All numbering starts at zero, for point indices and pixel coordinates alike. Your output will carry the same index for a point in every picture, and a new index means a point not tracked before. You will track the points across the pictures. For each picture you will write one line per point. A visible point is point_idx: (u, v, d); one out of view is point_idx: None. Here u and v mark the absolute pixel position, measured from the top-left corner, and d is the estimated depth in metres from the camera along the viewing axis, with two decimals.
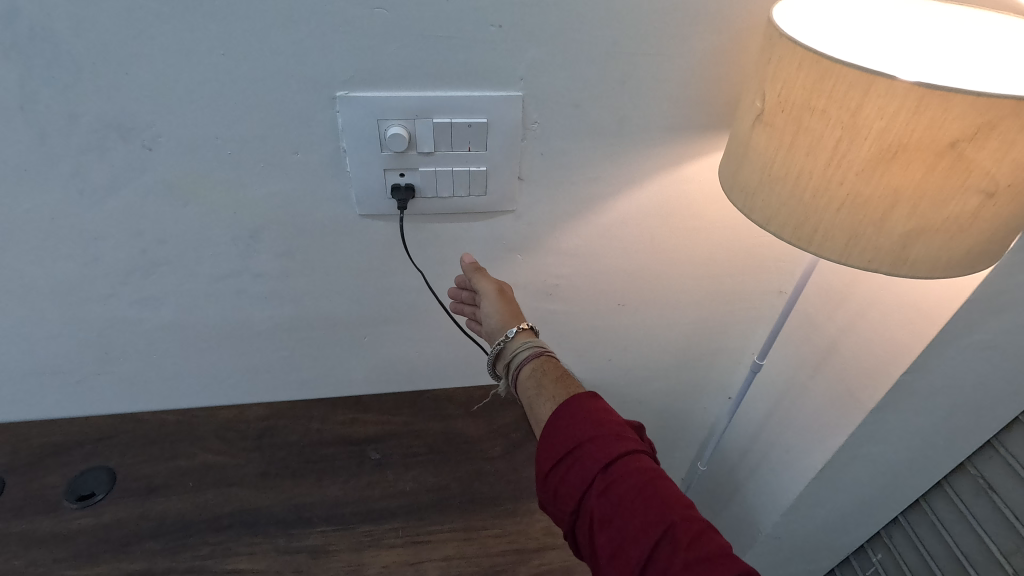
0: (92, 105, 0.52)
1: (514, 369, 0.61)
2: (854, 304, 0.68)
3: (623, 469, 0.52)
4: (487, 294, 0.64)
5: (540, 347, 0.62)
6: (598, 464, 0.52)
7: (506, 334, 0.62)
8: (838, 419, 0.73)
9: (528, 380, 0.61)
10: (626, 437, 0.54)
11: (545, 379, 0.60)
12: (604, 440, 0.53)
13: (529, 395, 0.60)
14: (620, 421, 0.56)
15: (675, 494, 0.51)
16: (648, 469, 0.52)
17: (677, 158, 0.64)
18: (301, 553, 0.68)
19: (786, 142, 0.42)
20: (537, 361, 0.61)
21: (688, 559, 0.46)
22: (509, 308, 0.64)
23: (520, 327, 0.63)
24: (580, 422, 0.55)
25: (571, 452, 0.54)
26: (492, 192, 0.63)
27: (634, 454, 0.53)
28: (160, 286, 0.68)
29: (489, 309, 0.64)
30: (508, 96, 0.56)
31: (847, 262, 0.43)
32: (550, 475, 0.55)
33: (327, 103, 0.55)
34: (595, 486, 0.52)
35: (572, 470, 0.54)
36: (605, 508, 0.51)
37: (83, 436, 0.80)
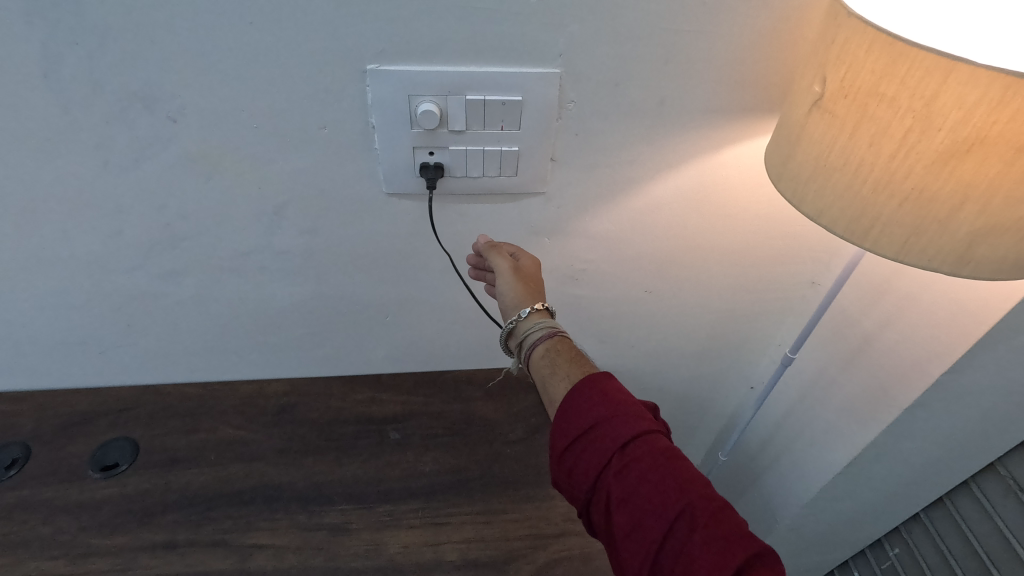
0: (116, 74, 0.51)
1: (527, 348, 0.59)
2: (893, 299, 0.66)
3: (640, 449, 0.51)
4: (502, 272, 0.60)
5: (552, 327, 0.59)
6: (614, 444, 0.51)
7: (519, 314, 0.59)
8: (870, 416, 0.71)
9: (541, 360, 0.58)
10: (643, 417, 0.53)
11: (559, 359, 0.58)
12: (620, 419, 0.52)
13: (541, 374, 0.58)
14: (635, 400, 0.54)
15: (692, 474, 0.50)
16: (665, 449, 0.51)
17: (718, 141, 0.61)
18: (321, 530, 0.68)
19: (846, 130, 0.40)
20: (550, 342, 0.58)
21: (707, 538, 0.46)
22: (525, 288, 0.60)
23: (534, 307, 0.59)
24: (596, 402, 0.53)
25: (587, 432, 0.53)
26: (523, 173, 0.61)
27: (651, 435, 0.52)
28: (183, 261, 0.67)
29: (504, 288, 0.60)
30: (545, 73, 0.54)
31: (904, 260, 0.41)
32: (565, 453, 0.54)
33: (358, 77, 0.53)
34: (611, 466, 0.51)
35: (588, 450, 0.53)
36: (622, 489, 0.50)
37: (106, 407, 0.81)
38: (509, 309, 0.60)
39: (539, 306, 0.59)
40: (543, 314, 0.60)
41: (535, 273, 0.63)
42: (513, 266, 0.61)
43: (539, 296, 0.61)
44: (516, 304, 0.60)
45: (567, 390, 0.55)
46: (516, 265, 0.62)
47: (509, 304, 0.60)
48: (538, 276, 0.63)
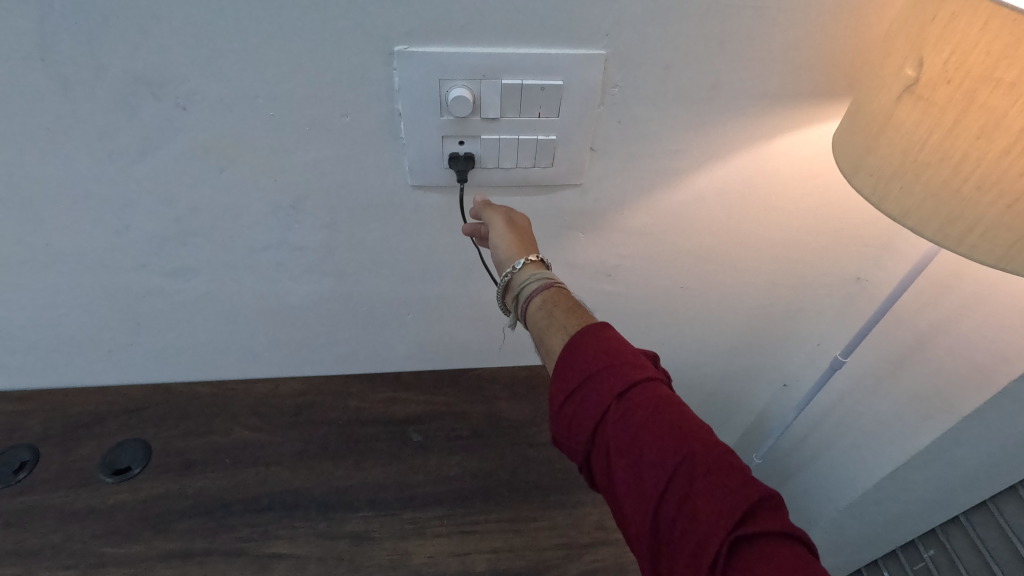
0: (120, 57, 0.46)
1: (523, 302, 0.52)
2: (953, 299, 0.61)
3: (639, 398, 0.43)
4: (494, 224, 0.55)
5: (549, 278, 0.51)
6: (609, 394, 0.44)
7: (513, 266, 0.52)
8: (924, 421, 0.67)
9: (538, 313, 0.51)
10: (642, 363, 0.45)
11: (556, 310, 0.50)
12: (615, 366, 0.45)
13: (538, 327, 0.51)
14: (634, 347, 0.47)
15: (696, 423, 0.42)
16: (666, 397, 0.43)
17: (771, 130, 0.56)
18: (343, 539, 0.65)
19: (947, 120, 0.35)
20: (547, 293, 0.51)
21: (711, 490, 0.38)
22: (520, 240, 0.54)
23: (528, 258, 0.52)
24: (589, 350, 0.46)
25: (580, 383, 0.45)
26: (559, 163, 0.56)
27: (650, 382, 0.44)
28: (194, 257, 0.63)
29: (495, 240, 0.54)
30: (588, 55, 0.49)
31: (1006, 269, 0.36)
32: (559, 409, 0.46)
33: (384, 59, 0.48)
34: (607, 418, 0.44)
35: (583, 403, 0.45)
36: (618, 443, 0.43)
37: (117, 407, 0.78)
38: (502, 261, 0.54)
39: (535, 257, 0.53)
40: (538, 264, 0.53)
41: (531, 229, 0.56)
42: (507, 218, 0.55)
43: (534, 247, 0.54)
44: (509, 255, 0.53)
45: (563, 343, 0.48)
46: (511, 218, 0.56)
47: (501, 256, 0.54)
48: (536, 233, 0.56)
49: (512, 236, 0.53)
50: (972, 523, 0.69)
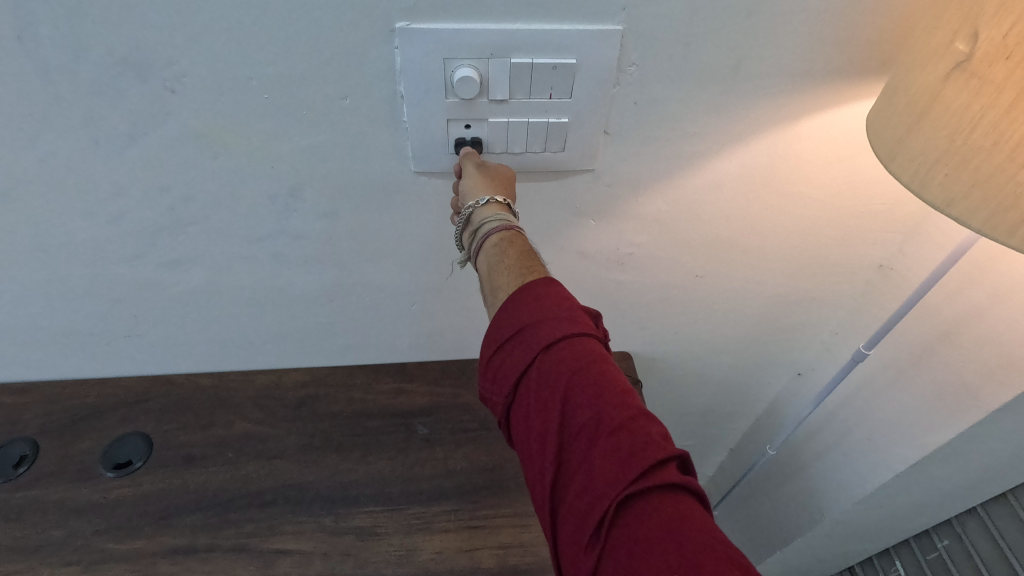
0: (101, 36, 0.43)
1: (479, 239, 0.49)
2: (983, 290, 0.58)
3: (564, 354, 0.41)
4: (467, 167, 0.51)
5: (510, 221, 0.48)
6: (533, 350, 0.41)
7: (475, 201, 0.49)
8: (948, 415, 0.65)
9: (491, 251, 0.48)
10: (573, 320, 0.42)
11: (510, 251, 0.47)
12: (544, 322, 0.42)
13: (489, 265, 0.48)
14: (571, 304, 0.44)
15: (619, 384, 0.40)
16: (595, 356, 0.41)
17: (794, 111, 0.53)
18: (348, 534, 0.64)
19: (1003, 101, 0.32)
20: (505, 234, 0.48)
21: (610, 450, 0.36)
22: (492, 183, 0.51)
23: (493, 198, 0.49)
24: (522, 304, 0.43)
25: (512, 337, 0.43)
26: (572, 148, 0.54)
27: (580, 339, 0.41)
28: (191, 248, 0.61)
29: (465, 180, 0.51)
30: (604, 31, 0.45)
31: None
32: (488, 363, 0.44)
33: (384, 37, 0.45)
34: (530, 375, 0.41)
35: (510, 358, 0.43)
36: (535, 398, 0.40)
37: (116, 399, 0.76)
38: (464, 199, 0.51)
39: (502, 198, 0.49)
40: (500, 206, 0.49)
41: (509, 178, 0.53)
42: (478, 162, 0.52)
43: (502, 191, 0.51)
44: (473, 192, 0.50)
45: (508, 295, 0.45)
46: (487, 164, 0.52)
47: (465, 194, 0.50)
48: (513, 183, 0.52)
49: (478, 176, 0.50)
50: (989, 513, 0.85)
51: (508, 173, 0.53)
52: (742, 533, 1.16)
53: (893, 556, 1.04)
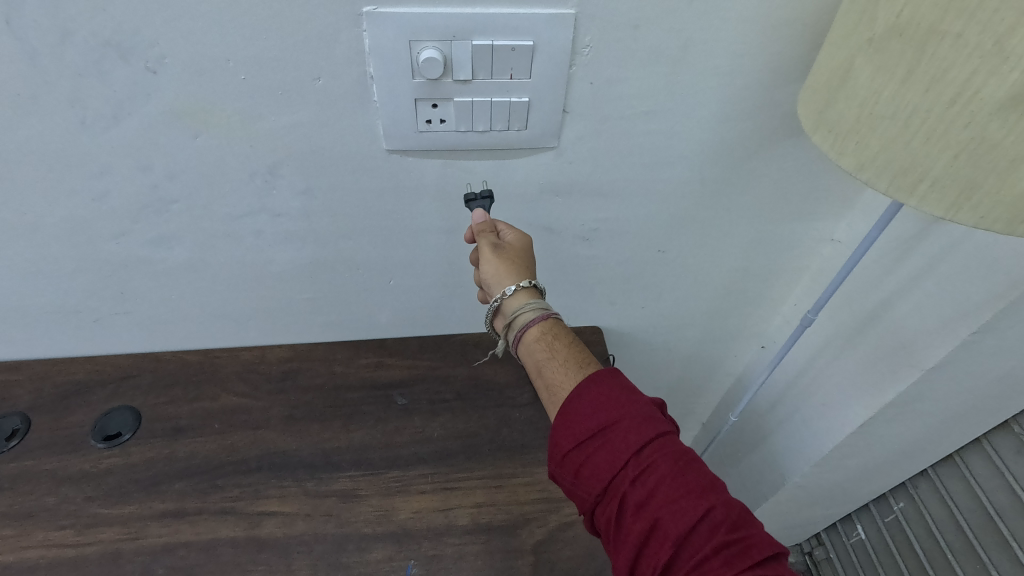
0: (85, 18, 0.46)
1: (518, 330, 0.56)
2: (919, 258, 0.63)
3: (657, 453, 0.49)
4: (484, 250, 0.56)
5: (543, 309, 0.55)
6: (628, 449, 0.49)
7: (503, 293, 0.55)
8: (889, 377, 0.70)
9: (534, 343, 0.55)
10: (656, 419, 0.50)
11: (556, 343, 0.55)
12: (632, 422, 0.50)
13: (536, 358, 0.56)
14: (647, 402, 0.52)
15: (707, 478, 0.48)
16: (682, 452, 0.49)
17: (740, 91, 0.57)
18: (330, 497, 0.68)
19: (898, 74, 0.37)
20: (544, 325, 0.55)
21: (722, 543, 0.45)
22: (511, 263, 0.56)
23: (520, 284, 0.55)
24: (606, 404, 0.51)
25: (598, 432, 0.51)
26: (534, 126, 0.57)
27: (665, 437, 0.50)
28: (174, 225, 0.64)
29: (485, 265, 0.56)
30: (558, 15, 0.49)
31: (954, 219, 0.38)
32: (571, 455, 0.51)
33: (353, 21, 0.48)
34: (624, 471, 0.49)
35: (602, 454, 0.50)
36: (636, 495, 0.48)
37: (105, 375, 0.79)
38: (492, 287, 0.57)
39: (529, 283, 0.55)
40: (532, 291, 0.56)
41: (523, 248, 0.58)
42: (494, 243, 0.57)
43: (525, 270, 0.56)
44: (499, 280, 0.55)
45: (578, 388, 0.52)
46: (501, 242, 0.57)
47: (492, 281, 0.56)
48: (529, 253, 0.58)
49: (499, 262, 0.55)
50: (939, 475, 0.90)
51: (521, 242, 0.58)
52: None
53: (855, 520, 1.10)
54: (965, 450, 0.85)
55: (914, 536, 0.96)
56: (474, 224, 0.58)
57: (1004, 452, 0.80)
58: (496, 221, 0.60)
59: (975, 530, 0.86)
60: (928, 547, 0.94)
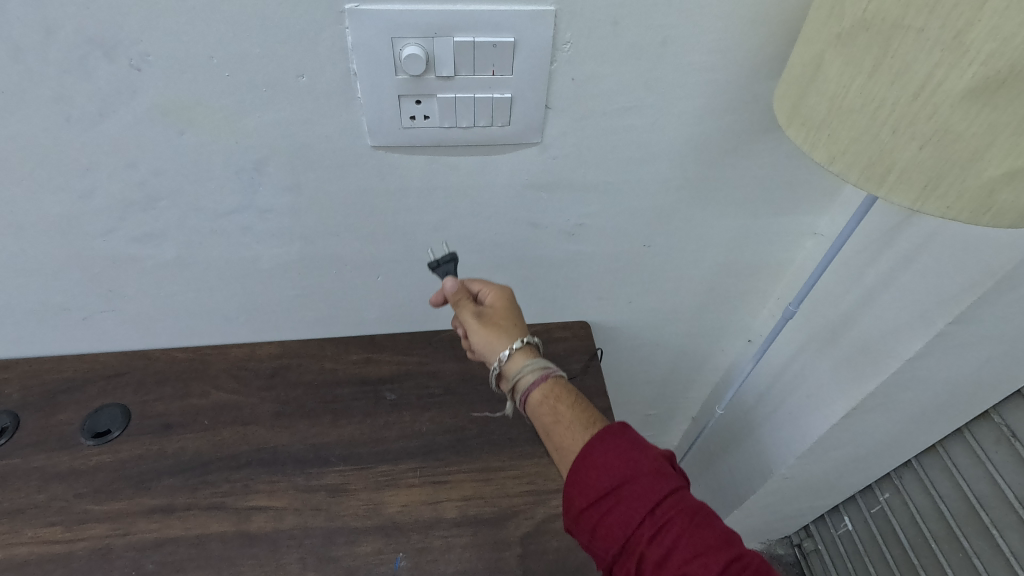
0: (69, 16, 0.46)
1: (522, 394, 0.59)
2: (897, 251, 0.64)
3: (671, 510, 0.49)
4: (471, 321, 0.60)
5: (541, 368, 0.58)
6: (642, 507, 0.50)
7: (500, 361, 0.59)
8: (870, 369, 0.71)
9: (539, 406, 0.57)
10: (667, 473, 0.51)
11: (559, 403, 0.57)
12: (644, 478, 0.51)
13: (544, 422, 0.57)
14: (657, 454, 0.53)
15: (724, 532, 0.49)
16: (696, 507, 0.50)
17: (720, 86, 0.58)
18: (319, 491, 0.69)
19: (866, 68, 0.38)
20: (544, 385, 0.58)
21: None
22: (499, 328, 0.60)
23: (514, 347, 0.59)
24: (618, 461, 0.51)
25: (611, 491, 0.51)
26: (516, 122, 0.58)
27: (678, 493, 0.50)
28: (161, 222, 0.64)
29: (478, 336, 0.60)
30: (538, 11, 0.50)
31: (921, 208, 0.40)
32: (585, 513, 0.52)
33: (335, 18, 0.49)
34: (640, 530, 0.49)
35: (616, 512, 0.50)
36: (654, 553, 0.48)
37: (93, 373, 0.79)
38: (490, 356, 0.60)
39: (522, 342, 0.59)
40: (529, 349, 0.60)
41: (505, 310, 0.62)
42: (476, 312, 0.61)
43: (516, 329, 0.60)
44: (494, 348, 0.59)
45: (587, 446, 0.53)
46: (484, 310, 0.61)
47: (488, 351, 0.60)
48: (515, 313, 0.62)
49: (487, 329, 0.59)
50: (923, 465, 0.92)
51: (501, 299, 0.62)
52: (704, 499, 1.21)
53: (842, 512, 1.11)
54: (947, 441, 0.87)
55: (900, 526, 0.98)
56: (449, 292, 0.61)
57: (984, 441, 0.81)
58: (467, 283, 0.64)
59: (957, 519, 0.87)
60: (913, 537, 0.95)
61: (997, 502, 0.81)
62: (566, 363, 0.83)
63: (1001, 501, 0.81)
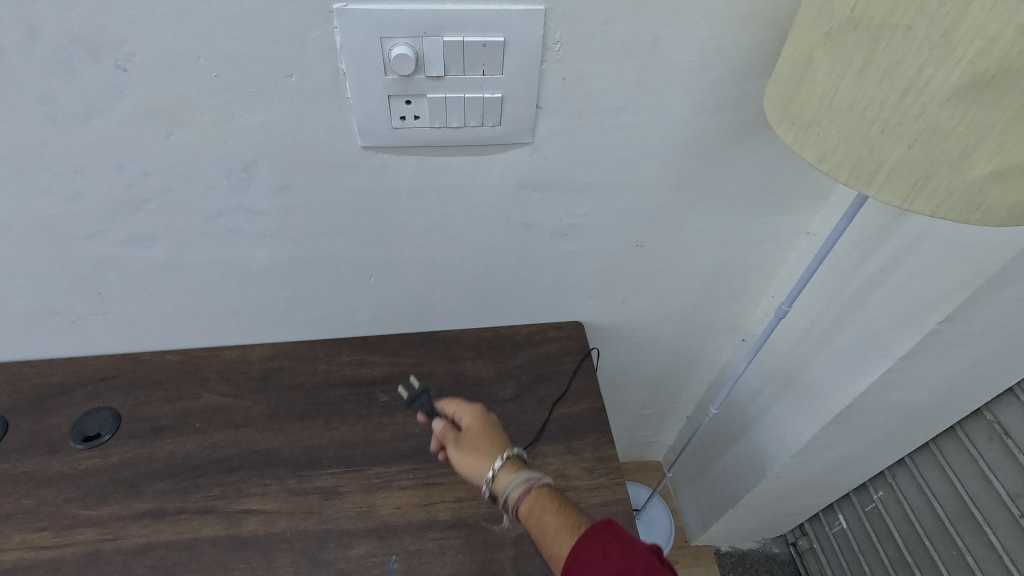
0: (53, 17, 0.46)
1: (513, 512, 0.59)
2: (888, 250, 0.64)
3: None
4: (455, 452, 0.63)
5: (523, 479, 0.59)
6: None
7: (485, 483, 0.60)
8: (863, 367, 0.71)
9: (528, 520, 0.58)
10: (657, 567, 0.50)
11: (545, 512, 0.57)
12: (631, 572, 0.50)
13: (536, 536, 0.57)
14: (646, 550, 0.52)
15: None
16: None
17: (712, 85, 0.58)
18: (312, 494, 0.68)
19: (855, 66, 0.38)
20: (529, 496, 0.58)
21: None
22: (479, 449, 0.62)
23: (494, 466, 0.60)
24: (604, 560, 0.51)
25: None
26: (507, 122, 0.58)
27: None
28: (150, 224, 0.63)
29: (463, 465, 0.62)
30: (528, 11, 0.50)
31: (910, 207, 0.40)
32: None
33: (324, 18, 0.49)
34: None
35: None
36: None
37: (83, 376, 0.78)
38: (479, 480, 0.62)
39: (503, 459, 0.60)
40: (512, 463, 0.61)
41: (485, 429, 0.64)
42: (457, 439, 0.64)
43: (495, 448, 0.62)
44: (479, 472, 0.61)
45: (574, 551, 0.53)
46: (464, 436, 0.64)
47: (475, 478, 0.62)
48: (495, 433, 0.64)
49: (468, 455, 0.62)
50: (916, 463, 0.92)
51: (476, 417, 0.65)
52: (699, 498, 1.21)
53: (836, 510, 1.11)
54: (941, 438, 0.87)
55: (894, 524, 0.98)
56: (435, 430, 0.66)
57: (977, 438, 0.81)
58: (444, 408, 0.68)
59: (950, 517, 0.88)
60: (906, 535, 0.96)
61: (990, 500, 0.82)
62: (560, 363, 0.83)
63: (993, 499, 0.81)
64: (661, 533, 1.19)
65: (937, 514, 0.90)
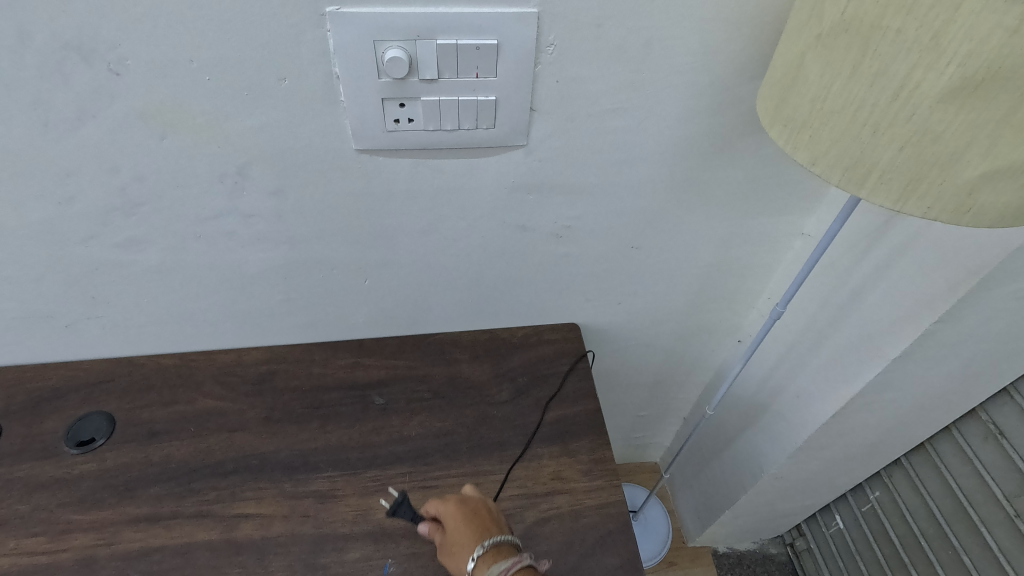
0: (44, 21, 0.46)
1: None
2: (882, 251, 0.65)
3: None
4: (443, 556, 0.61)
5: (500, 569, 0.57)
6: None
7: None
8: (858, 368, 0.71)
9: None
10: None
11: None
12: None
13: None
14: None
15: None
16: None
17: (705, 88, 0.58)
18: (307, 498, 0.68)
19: (846, 69, 0.38)
20: None
21: None
22: (460, 547, 0.60)
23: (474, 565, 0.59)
24: None
25: None
26: (501, 124, 0.58)
27: None
28: (144, 227, 0.63)
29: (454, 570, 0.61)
30: (521, 13, 0.50)
31: (901, 210, 0.40)
32: None
33: (317, 21, 0.48)
34: None
35: None
36: None
37: (77, 380, 0.78)
38: None
39: (479, 554, 0.59)
40: (490, 554, 0.59)
41: (463, 523, 0.62)
42: (441, 541, 0.62)
43: (473, 543, 0.60)
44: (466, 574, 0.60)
45: None
46: (446, 536, 0.62)
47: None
48: (473, 524, 0.62)
49: (453, 559, 0.60)
50: (912, 463, 0.92)
51: (453, 516, 0.62)
52: (695, 499, 1.21)
53: (833, 511, 1.12)
54: (936, 438, 0.87)
55: (890, 524, 0.98)
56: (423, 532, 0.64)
57: (972, 438, 0.82)
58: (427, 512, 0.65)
59: (946, 517, 0.88)
60: (903, 535, 0.96)
61: (985, 499, 0.82)
62: (556, 365, 0.82)
63: (989, 498, 0.81)
64: (658, 534, 1.19)
65: (933, 514, 0.90)
